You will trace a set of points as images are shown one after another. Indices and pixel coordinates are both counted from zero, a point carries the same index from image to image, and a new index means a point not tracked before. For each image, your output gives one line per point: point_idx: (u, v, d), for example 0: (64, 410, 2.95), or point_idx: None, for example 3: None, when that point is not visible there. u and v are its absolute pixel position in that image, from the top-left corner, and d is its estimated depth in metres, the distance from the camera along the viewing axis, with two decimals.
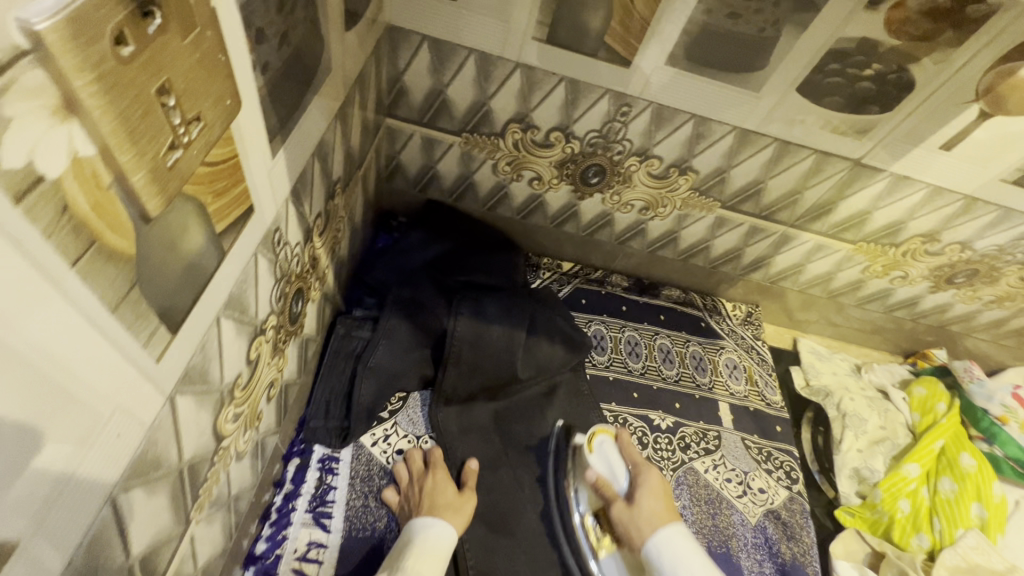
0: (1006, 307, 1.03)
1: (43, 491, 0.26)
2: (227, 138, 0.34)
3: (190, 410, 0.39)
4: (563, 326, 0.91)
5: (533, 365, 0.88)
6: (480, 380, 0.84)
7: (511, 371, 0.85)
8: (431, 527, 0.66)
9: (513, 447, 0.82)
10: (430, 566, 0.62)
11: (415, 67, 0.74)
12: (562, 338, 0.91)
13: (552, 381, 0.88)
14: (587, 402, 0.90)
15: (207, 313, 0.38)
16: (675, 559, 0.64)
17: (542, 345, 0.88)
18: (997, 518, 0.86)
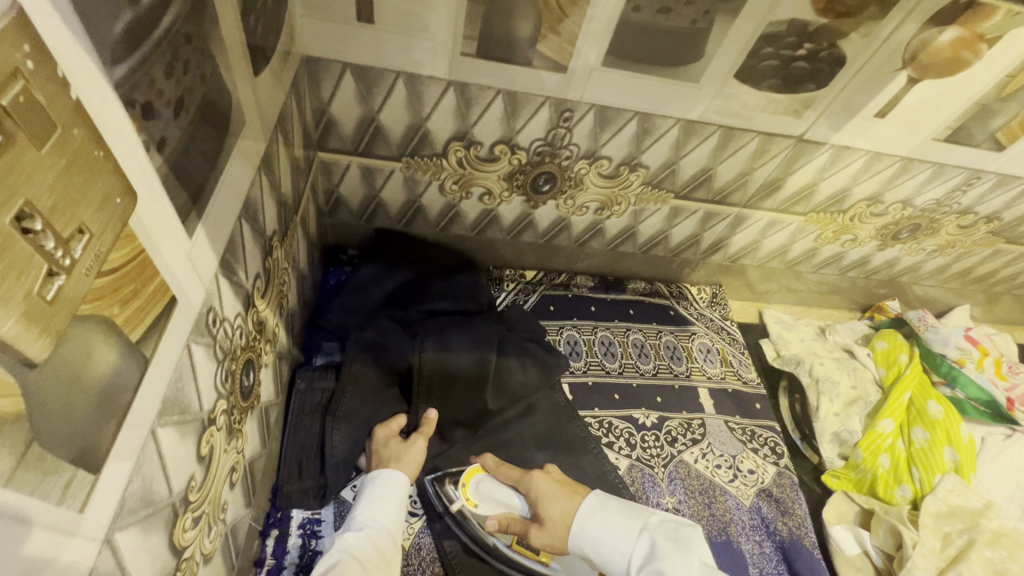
0: (949, 254, 1.07)
1: None
2: (127, 237, 0.29)
3: (135, 541, 0.34)
4: (531, 347, 0.88)
5: (512, 386, 0.85)
6: (455, 413, 0.80)
7: (490, 396, 0.82)
8: (376, 479, 0.71)
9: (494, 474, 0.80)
10: (384, 510, 0.68)
11: (341, 97, 0.68)
12: (535, 355, 0.88)
13: (531, 399, 0.88)
14: (569, 414, 0.89)
15: (138, 431, 0.33)
16: (595, 540, 0.67)
17: (514, 365, 0.86)
18: (969, 457, 0.89)
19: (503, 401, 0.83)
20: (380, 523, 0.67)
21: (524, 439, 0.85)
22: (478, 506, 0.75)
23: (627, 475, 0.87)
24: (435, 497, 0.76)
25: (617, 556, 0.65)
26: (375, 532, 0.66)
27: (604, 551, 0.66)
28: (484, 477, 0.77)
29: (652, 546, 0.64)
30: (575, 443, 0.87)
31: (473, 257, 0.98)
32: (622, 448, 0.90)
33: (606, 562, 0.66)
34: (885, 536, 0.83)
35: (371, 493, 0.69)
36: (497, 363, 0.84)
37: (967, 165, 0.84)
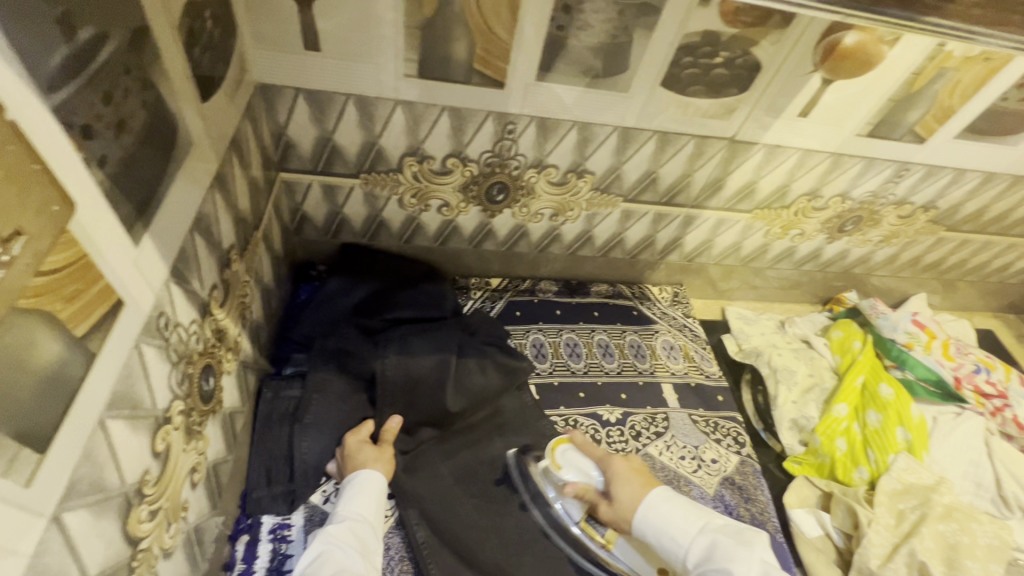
0: (895, 244, 1.12)
1: None
2: (68, 241, 0.33)
3: (86, 523, 0.37)
4: (491, 352, 0.92)
5: (474, 389, 0.88)
6: (418, 415, 0.84)
7: (451, 398, 0.85)
8: (357, 479, 0.73)
9: (463, 477, 0.84)
10: (365, 505, 0.72)
11: (297, 120, 0.73)
12: (495, 358, 0.92)
13: (497, 402, 0.91)
14: (533, 415, 0.92)
15: (86, 419, 0.36)
16: (656, 529, 0.68)
17: (475, 368, 0.89)
18: (921, 437, 0.92)
19: (462, 403, 0.87)
20: (361, 516, 0.70)
21: (490, 439, 0.88)
22: (559, 470, 0.80)
23: None
24: (519, 476, 0.84)
25: (677, 548, 0.67)
26: (356, 525, 0.69)
27: (665, 540, 0.67)
28: (571, 447, 0.82)
29: (713, 545, 0.65)
30: (539, 442, 0.90)
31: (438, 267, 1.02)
32: None
33: (665, 552, 0.68)
34: (844, 516, 0.86)
35: (351, 489, 0.72)
36: (457, 366, 0.88)
37: (894, 157, 0.90)
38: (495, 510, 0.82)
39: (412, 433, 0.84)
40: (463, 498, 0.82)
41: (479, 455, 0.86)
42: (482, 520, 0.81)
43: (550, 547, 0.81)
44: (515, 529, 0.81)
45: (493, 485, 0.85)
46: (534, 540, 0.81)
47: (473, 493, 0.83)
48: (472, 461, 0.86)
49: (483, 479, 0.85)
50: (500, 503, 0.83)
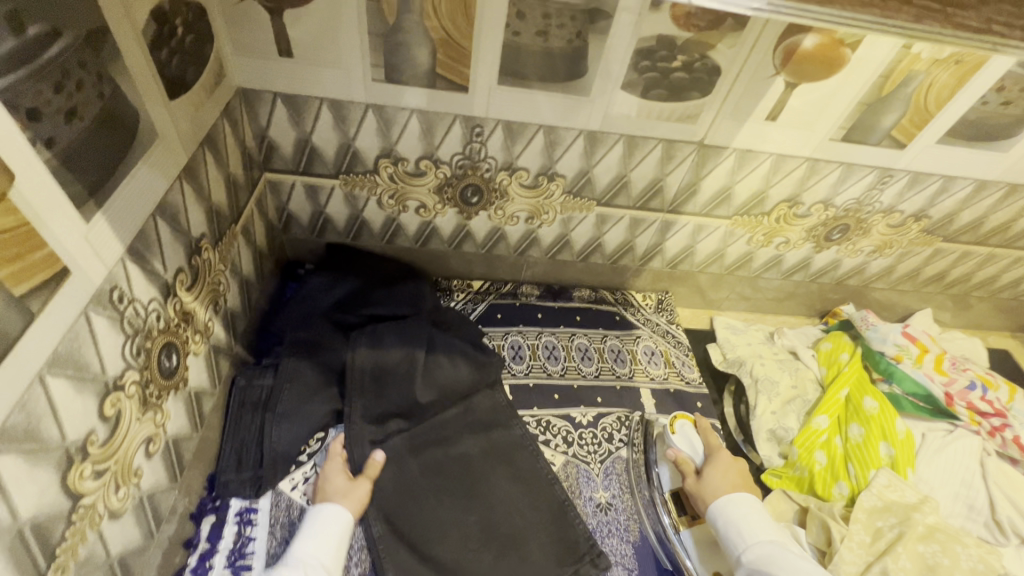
0: (889, 254, 1.09)
1: None
2: (7, 209, 0.37)
3: (18, 467, 0.41)
4: (461, 346, 0.94)
5: (438, 384, 0.90)
6: (386, 406, 0.86)
7: (416, 393, 0.87)
8: (322, 516, 0.74)
9: (430, 471, 0.84)
10: (320, 547, 0.71)
11: (277, 122, 0.79)
12: (463, 356, 0.94)
13: (469, 400, 0.92)
14: (505, 413, 0.93)
15: (22, 372, 0.40)
16: (727, 518, 0.77)
17: (443, 363, 0.91)
18: (906, 453, 0.88)
19: (432, 394, 0.89)
20: (315, 559, 0.69)
21: (460, 434, 0.88)
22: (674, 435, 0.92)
23: (562, 471, 0.90)
24: (640, 442, 0.95)
25: (738, 542, 0.75)
26: (307, 567, 0.68)
27: (730, 531, 0.76)
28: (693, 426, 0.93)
29: (769, 554, 0.72)
30: (508, 441, 0.90)
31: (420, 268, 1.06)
32: (558, 446, 0.93)
33: (726, 541, 0.76)
34: (819, 532, 0.82)
35: (310, 528, 0.72)
36: (427, 360, 0.91)
37: (873, 163, 0.88)
38: (456, 505, 0.82)
39: (381, 424, 0.85)
40: (427, 492, 0.83)
41: (447, 451, 0.86)
42: (444, 514, 0.81)
43: (509, 546, 0.80)
44: (475, 526, 0.81)
45: (458, 481, 0.84)
46: (493, 539, 0.80)
47: (437, 488, 0.83)
48: (440, 456, 0.86)
49: (450, 474, 0.85)
50: (462, 499, 0.83)
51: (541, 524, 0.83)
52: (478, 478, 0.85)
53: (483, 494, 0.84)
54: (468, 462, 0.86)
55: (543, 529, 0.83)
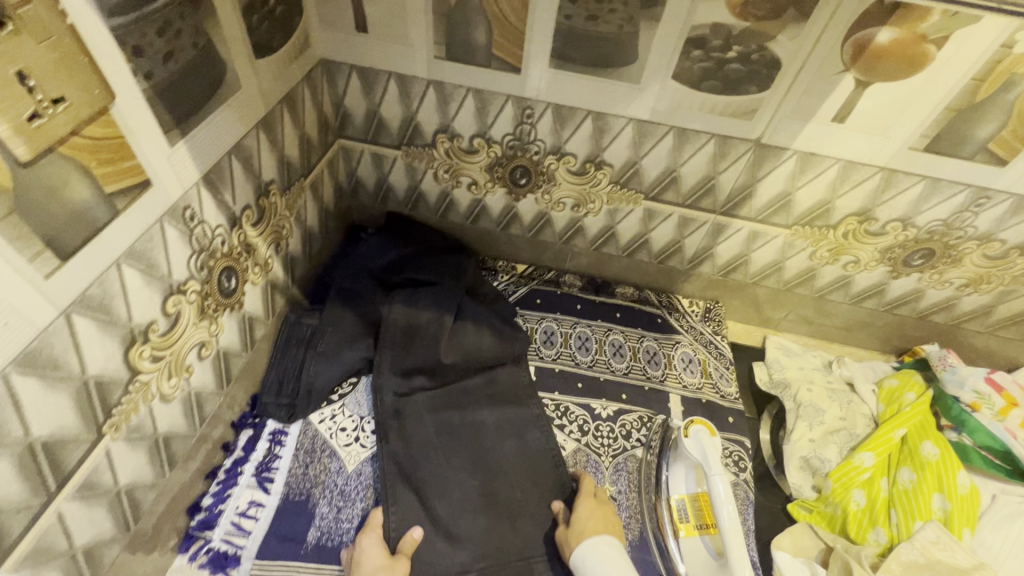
0: (985, 291, 0.95)
1: None
2: (106, 121, 0.47)
3: (91, 331, 0.51)
4: (488, 315, 0.99)
5: (459, 350, 0.94)
6: (413, 360, 0.92)
7: (437, 356, 0.92)
8: None
9: (444, 431, 0.87)
10: None
11: (352, 93, 0.88)
12: (490, 329, 0.98)
13: (493, 372, 0.95)
14: (525, 391, 0.95)
15: (103, 255, 0.50)
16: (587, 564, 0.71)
17: (468, 331, 0.96)
18: (965, 510, 0.77)
19: (455, 357, 0.93)
20: None
21: (478, 404, 0.91)
22: (686, 439, 0.81)
23: (571, 457, 0.90)
24: (658, 444, 0.91)
25: None
26: None
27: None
28: (708, 432, 0.80)
29: None
30: (524, 418, 0.91)
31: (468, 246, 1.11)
32: (572, 432, 0.93)
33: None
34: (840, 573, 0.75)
35: None
36: (455, 326, 0.96)
37: (965, 180, 0.79)
38: (460, 467, 0.85)
39: (406, 378, 0.90)
40: (436, 450, 0.85)
41: (464, 416, 0.89)
42: (449, 472, 0.84)
43: (503, 516, 0.82)
44: (476, 490, 0.83)
45: (467, 446, 0.86)
46: (489, 506, 0.82)
47: (448, 448, 0.86)
48: (455, 421, 0.88)
49: (461, 438, 0.87)
50: (467, 463, 0.85)
51: (539, 502, 0.84)
52: (488, 448, 0.87)
53: (489, 462, 0.86)
54: (480, 431, 0.88)
55: (539, 507, 0.83)
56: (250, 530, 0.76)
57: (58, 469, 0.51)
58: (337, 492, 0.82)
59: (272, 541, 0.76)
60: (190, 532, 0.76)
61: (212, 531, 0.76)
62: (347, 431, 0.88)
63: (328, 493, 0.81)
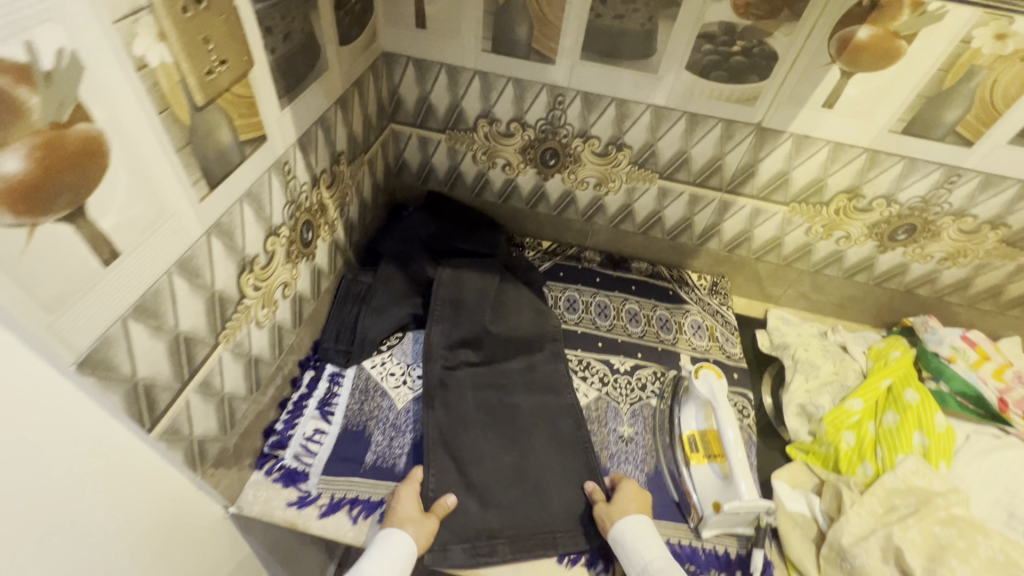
0: (963, 264, 1.07)
1: (142, 232, 0.51)
2: (247, 83, 0.61)
3: (220, 251, 0.64)
4: (530, 299, 1.09)
5: (503, 324, 1.04)
6: (461, 334, 1.01)
7: (482, 327, 1.02)
8: (392, 539, 0.75)
9: (484, 407, 0.95)
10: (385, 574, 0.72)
11: (407, 82, 1.02)
12: (530, 308, 1.08)
13: (532, 357, 1.02)
14: (561, 381, 1.01)
15: (233, 191, 0.63)
16: (631, 536, 0.77)
17: (510, 308, 1.07)
18: (941, 446, 0.88)
19: (500, 330, 1.03)
20: None
21: (514, 381, 0.99)
22: (696, 380, 0.93)
23: (592, 403, 1.00)
24: (669, 390, 1.03)
25: (637, 560, 0.75)
26: None
27: (634, 546, 0.76)
28: (715, 374, 0.93)
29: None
30: (558, 405, 0.98)
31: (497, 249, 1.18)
32: (593, 384, 1.03)
33: (624, 558, 0.76)
34: (831, 499, 0.86)
35: (377, 547, 0.74)
36: (498, 301, 1.06)
37: (938, 160, 0.91)
38: (496, 442, 0.91)
39: (453, 351, 1.00)
40: (475, 424, 0.93)
41: (503, 396, 0.97)
42: (486, 443, 0.91)
43: (527, 466, 0.89)
44: (509, 464, 0.89)
45: (504, 423, 0.93)
46: (521, 479, 0.87)
47: (484, 410, 0.94)
48: (493, 392, 0.97)
49: (498, 417, 0.95)
50: (503, 438, 0.91)
51: (568, 479, 0.88)
52: (524, 428, 0.93)
53: (518, 422, 0.94)
54: (516, 412, 0.95)
55: (566, 485, 0.88)
56: (316, 452, 0.88)
57: (191, 361, 0.64)
58: (389, 424, 0.93)
59: (336, 462, 0.88)
60: (264, 453, 0.88)
61: (284, 452, 0.88)
62: (395, 375, 0.99)
63: (381, 425, 0.93)
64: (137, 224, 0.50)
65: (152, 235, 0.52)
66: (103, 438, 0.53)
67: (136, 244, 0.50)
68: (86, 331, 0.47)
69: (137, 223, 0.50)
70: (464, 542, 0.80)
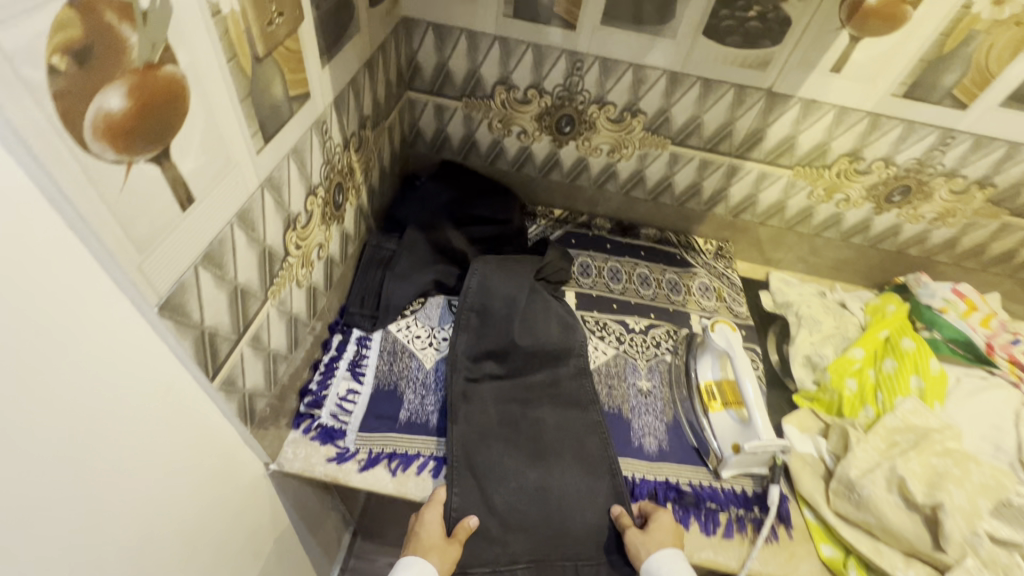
0: (952, 224, 1.14)
1: (212, 178, 0.52)
2: (296, 37, 0.62)
3: (270, 206, 0.65)
4: (557, 309, 1.02)
5: (530, 334, 0.96)
6: (484, 346, 0.95)
7: (510, 337, 0.95)
8: (418, 569, 0.73)
9: (506, 423, 0.90)
10: None
11: (426, 48, 1.02)
12: (557, 321, 1.00)
13: (557, 372, 0.96)
14: (588, 397, 0.95)
15: (282, 147, 0.64)
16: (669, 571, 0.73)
17: (538, 320, 0.99)
18: (936, 389, 0.95)
19: (528, 341, 0.96)
20: None
21: (540, 400, 0.93)
22: (713, 333, 0.98)
23: (611, 360, 1.04)
24: (683, 345, 1.08)
25: None
26: None
27: None
28: (730, 327, 0.98)
29: None
30: (583, 422, 0.92)
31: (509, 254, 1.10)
32: (611, 342, 1.07)
33: None
34: (837, 440, 0.93)
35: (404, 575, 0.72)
36: (526, 310, 0.99)
37: (935, 122, 0.97)
38: (519, 459, 0.86)
39: (477, 362, 0.95)
40: (498, 440, 0.88)
41: (526, 410, 0.91)
42: (509, 461, 0.85)
43: (547, 475, 0.85)
44: (532, 483, 0.84)
45: (527, 440, 0.88)
46: (545, 503, 0.82)
47: (506, 424, 0.90)
48: (517, 410, 0.91)
49: (522, 434, 0.89)
50: (527, 456, 0.86)
51: (595, 505, 0.83)
52: (550, 446, 0.88)
53: (540, 434, 0.89)
54: (540, 429, 0.89)
55: (593, 511, 0.83)
56: (351, 411, 0.91)
57: (246, 314, 0.65)
58: (419, 383, 0.96)
59: (371, 419, 0.91)
60: (300, 413, 0.90)
61: (320, 411, 0.90)
62: (420, 338, 1.01)
63: (411, 384, 0.95)
64: (211, 170, 0.52)
65: (219, 183, 0.53)
66: (173, 383, 0.55)
67: (208, 190, 0.52)
68: (167, 274, 0.49)
69: (211, 169, 0.52)
70: (483, 565, 0.79)
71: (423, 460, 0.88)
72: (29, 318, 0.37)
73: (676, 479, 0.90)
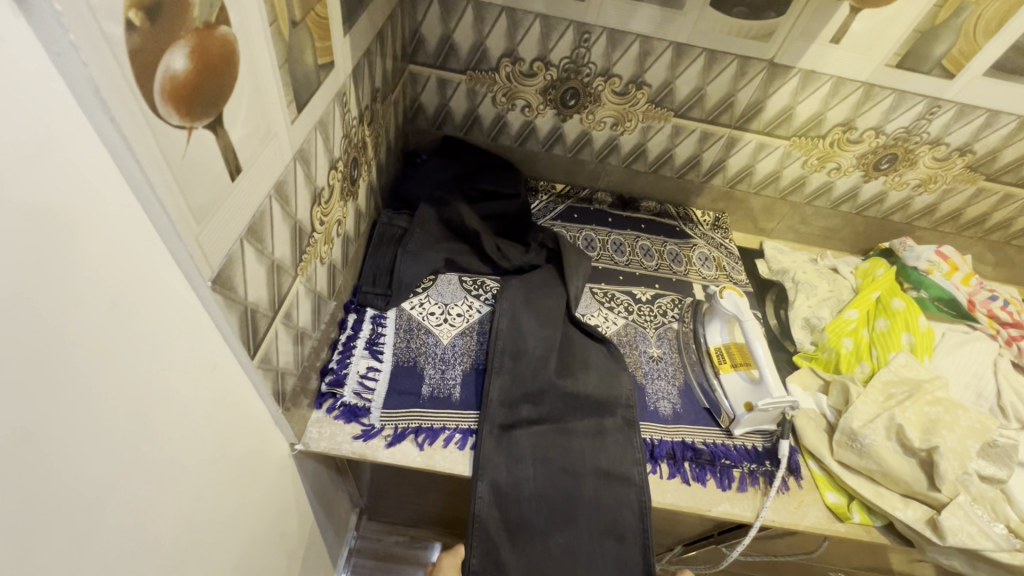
0: (933, 190, 1.21)
1: (256, 147, 0.51)
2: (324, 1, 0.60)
3: (301, 180, 0.63)
4: (598, 359, 0.97)
5: (570, 380, 0.93)
6: (523, 391, 0.92)
7: (546, 381, 0.92)
8: None
9: (543, 472, 0.86)
10: None
11: (430, 19, 1.00)
12: (600, 370, 0.96)
13: (601, 422, 0.91)
14: (633, 456, 0.89)
15: (310, 119, 0.62)
16: None
17: (578, 368, 0.95)
18: (925, 343, 1.03)
19: (567, 387, 0.92)
20: None
21: (581, 450, 0.88)
22: (722, 299, 1.04)
23: (622, 329, 1.07)
24: (688, 313, 1.12)
25: None
26: None
27: None
28: (737, 294, 1.05)
29: None
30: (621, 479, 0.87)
31: (529, 262, 1.08)
32: (620, 313, 1.09)
33: None
34: (838, 395, 0.98)
35: None
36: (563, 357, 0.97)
37: (924, 92, 1.02)
38: (548, 517, 0.84)
39: (513, 408, 0.90)
40: (530, 491, 0.85)
41: (566, 463, 0.87)
42: (539, 521, 0.83)
43: (575, 528, 0.83)
44: (559, 544, 0.82)
45: (563, 496, 0.85)
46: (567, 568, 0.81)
47: (543, 471, 0.86)
48: (557, 461, 0.87)
49: (559, 491, 0.85)
50: (558, 515, 0.84)
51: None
52: (584, 507, 0.85)
53: (574, 488, 0.86)
54: (577, 488, 0.86)
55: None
56: (373, 388, 0.90)
57: (280, 290, 0.64)
58: (438, 358, 0.96)
59: (394, 396, 0.90)
60: (322, 392, 0.89)
61: (342, 389, 0.89)
62: (434, 314, 1.01)
63: (431, 359, 0.96)
64: (255, 139, 0.50)
65: (260, 155, 0.52)
66: (219, 361, 0.54)
67: (252, 160, 0.50)
68: (219, 246, 0.48)
69: (255, 138, 0.50)
70: None
71: (449, 433, 0.89)
72: (117, 267, 0.37)
73: (693, 438, 0.94)
